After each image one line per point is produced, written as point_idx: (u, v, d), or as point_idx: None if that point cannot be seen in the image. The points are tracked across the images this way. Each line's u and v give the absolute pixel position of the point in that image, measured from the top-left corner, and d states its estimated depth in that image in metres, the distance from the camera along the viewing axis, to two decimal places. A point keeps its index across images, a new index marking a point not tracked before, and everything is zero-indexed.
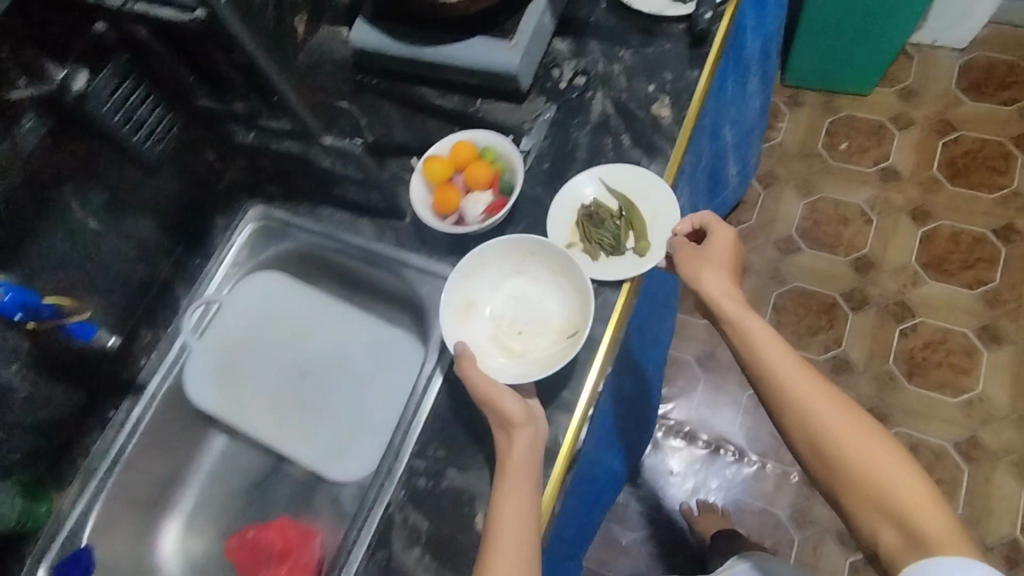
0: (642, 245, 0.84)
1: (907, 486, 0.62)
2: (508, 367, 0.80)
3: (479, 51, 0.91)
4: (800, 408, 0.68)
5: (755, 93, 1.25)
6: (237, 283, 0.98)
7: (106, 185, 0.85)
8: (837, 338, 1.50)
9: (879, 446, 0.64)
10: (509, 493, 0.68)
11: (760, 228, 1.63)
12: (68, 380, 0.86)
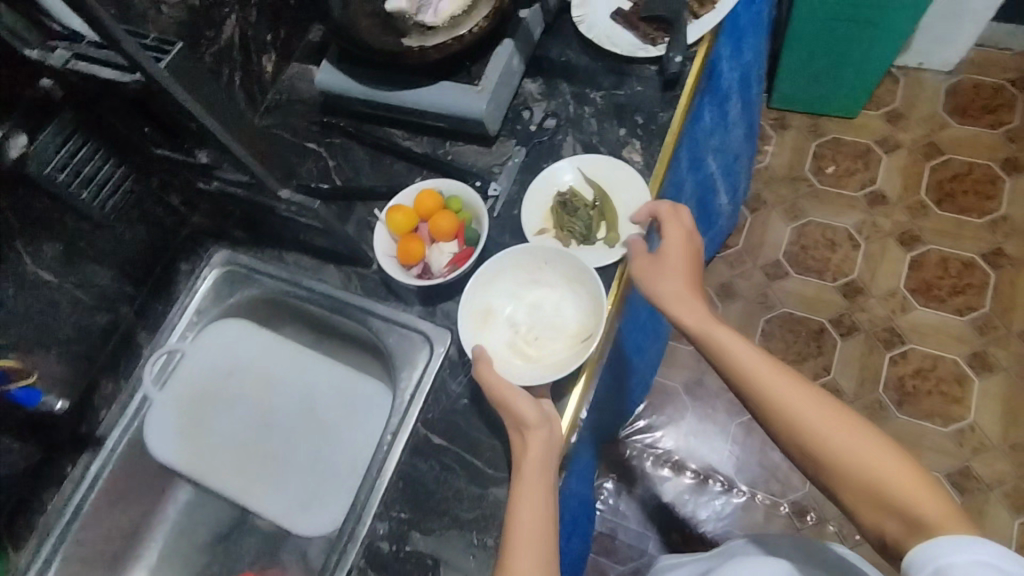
0: (612, 237, 0.84)
1: (898, 472, 0.61)
2: (525, 372, 0.77)
3: (443, 96, 0.90)
4: (781, 408, 0.67)
5: (739, 121, 1.21)
6: (201, 331, 0.96)
7: (60, 240, 0.83)
8: (826, 365, 1.47)
9: (865, 434, 0.63)
10: (523, 498, 0.66)
11: (746, 251, 1.62)
12: (23, 438, 0.84)
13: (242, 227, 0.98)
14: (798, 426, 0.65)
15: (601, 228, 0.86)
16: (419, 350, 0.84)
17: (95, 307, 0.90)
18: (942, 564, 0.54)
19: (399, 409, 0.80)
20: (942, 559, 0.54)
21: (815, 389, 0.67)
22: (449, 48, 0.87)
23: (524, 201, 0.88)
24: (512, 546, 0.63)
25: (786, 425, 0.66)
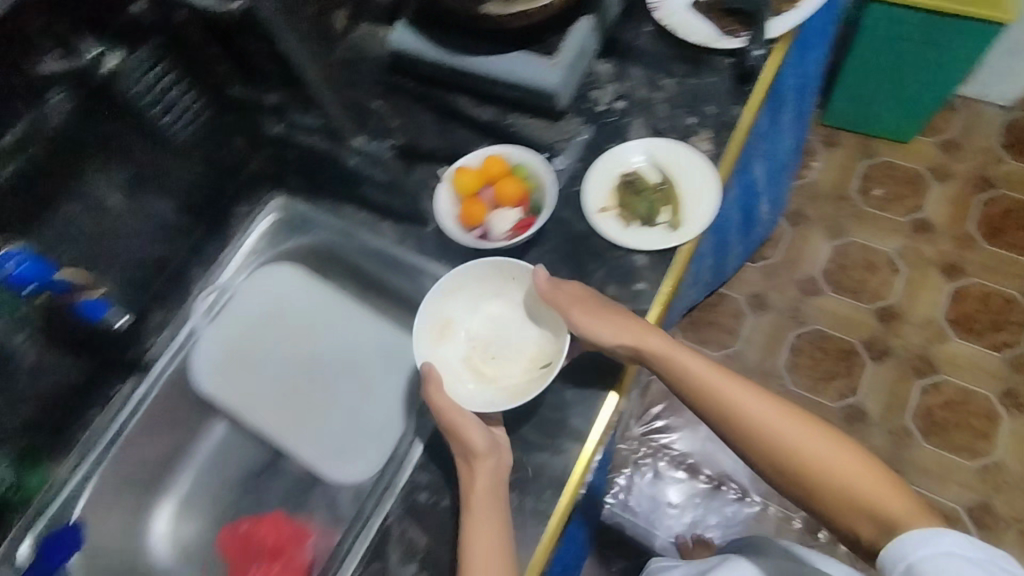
0: (676, 220, 0.83)
1: (862, 472, 0.65)
2: (475, 392, 0.79)
3: (518, 66, 0.88)
4: (748, 424, 0.70)
5: (786, 127, 1.18)
6: (253, 271, 0.97)
7: (128, 163, 0.84)
8: (854, 386, 1.45)
9: (828, 438, 0.68)
10: (477, 529, 0.67)
11: (783, 265, 1.59)
12: (74, 353, 0.85)
13: (299, 174, 0.97)
14: (766, 437, 0.69)
15: (664, 211, 0.85)
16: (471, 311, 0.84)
17: (153, 236, 0.91)
18: (914, 559, 0.57)
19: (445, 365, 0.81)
20: (911, 557, 0.58)
21: (777, 402, 0.71)
22: (539, 13, 0.85)
23: (587, 177, 0.87)
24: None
25: (756, 438, 0.70)
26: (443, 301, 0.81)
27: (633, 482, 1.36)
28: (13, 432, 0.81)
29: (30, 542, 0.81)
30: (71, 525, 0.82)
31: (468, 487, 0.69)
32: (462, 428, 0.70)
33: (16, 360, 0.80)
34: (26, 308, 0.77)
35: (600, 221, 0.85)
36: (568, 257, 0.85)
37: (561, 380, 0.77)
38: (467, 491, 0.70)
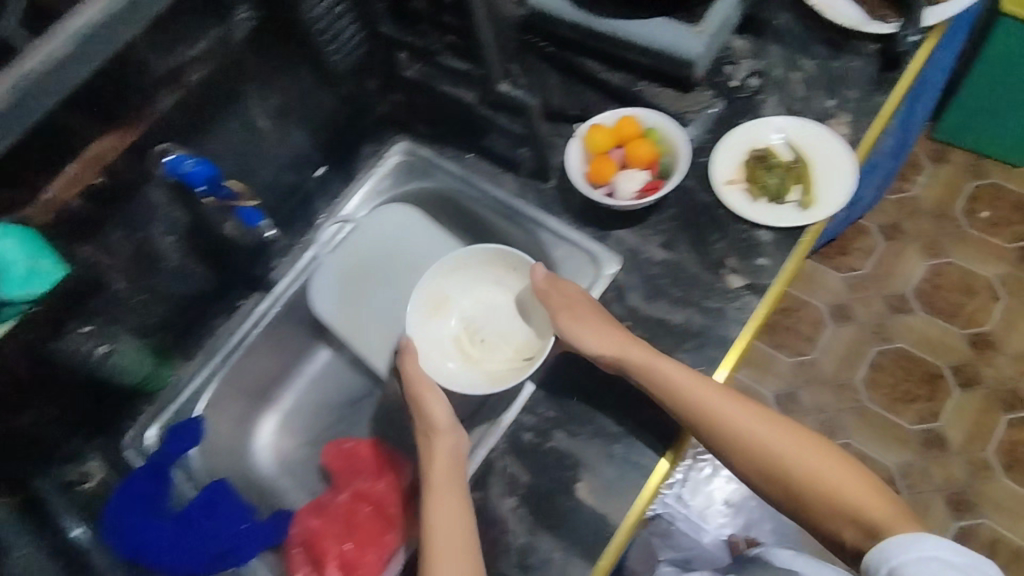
0: (807, 199, 0.82)
1: (846, 477, 0.69)
2: (458, 370, 0.88)
3: (662, 32, 0.87)
4: (733, 435, 0.71)
5: (891, 133, 1.12)
6: (374, 210, 0.99)
7: (283, 90, 0.87)
8: (935, 411, 1.38)
9: (807, 443, 0.71)
10: (437, 509, 0.70)
11: (873, 278, 1.50)
12: (208, 262, 0.89)
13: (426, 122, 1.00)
14: (753, 446, 0.71)
15: (794, 190, 0.84)
16: (585, 270, 0.86)
17: (289, 162, 0.94)
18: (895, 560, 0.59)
19: None
20: (894, 560, 0.59)
21: (758, 410, 0.73)
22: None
23: (718, 149, 0.87)
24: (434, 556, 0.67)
25: (743, 449, 0.71)
26: (438, 284, 0.90)
27: (689, 475, 1.33)
28: (151, 326, 0.86)
29: (156, 429, 0.86)
30: (194, 420, 0.86)
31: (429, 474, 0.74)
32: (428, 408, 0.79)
33: (163, 261, 0.84)
34: (178, 212, 0.82)
35: (726, 193, 0.84)
36: (690, 226, 0.85)
37: (673, 344, 0.78)
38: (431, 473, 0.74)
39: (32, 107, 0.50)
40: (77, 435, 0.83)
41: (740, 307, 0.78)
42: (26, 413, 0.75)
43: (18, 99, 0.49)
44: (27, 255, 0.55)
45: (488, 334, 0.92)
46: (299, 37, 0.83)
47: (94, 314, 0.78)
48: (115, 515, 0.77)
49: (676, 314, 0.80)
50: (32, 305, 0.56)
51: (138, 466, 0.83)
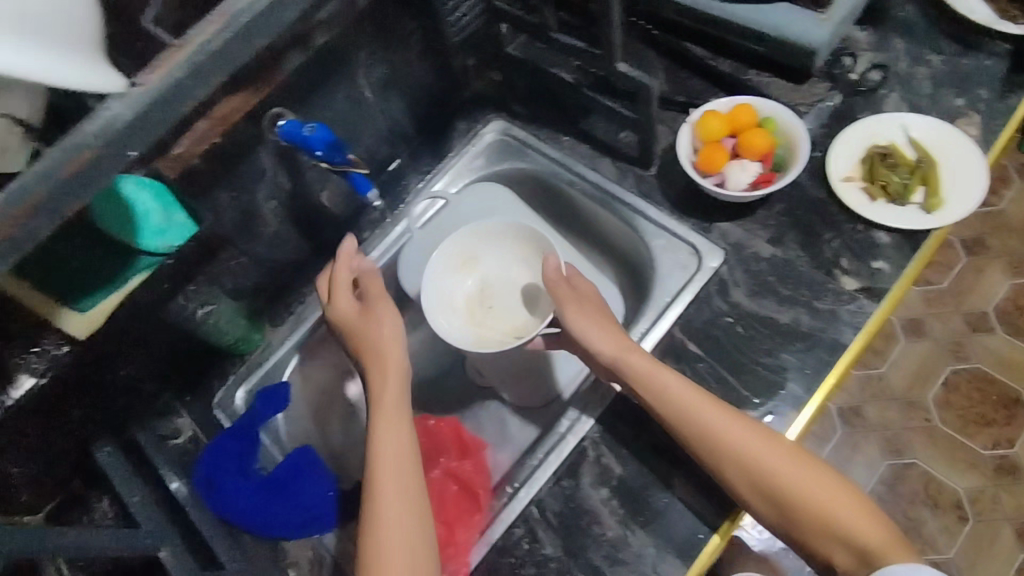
0: (932, 202, 0.78)
1: (842, 500, 0.65)
2: (461, 327, 0.87)
3: (784, 18, 0.81)
4: (732, 452, 0.66)
5: None
6: (466, 187, 0.97)
7: (391, 59, 0.84)
8: (1011, 437, 1.29)
9: (805, 463, 0.66)
10: (387, 449, 0.68)
11: (952, 294, 1.40)
12: (303, 230, 0.89)
13: (523, 102, 0.97)
14: (747, 467, 0.66)
15: (916, 192, 0.80)
16: (686, 260, 0.82)
17: (386, 134, 0.92)
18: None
19: (657, 305, 0.80)
20: None
21: (757, 428, 0.67)
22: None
23: (837, 143, 0.83)
24: (379, 494, 0.66)
25: (742, 467, 0.66)
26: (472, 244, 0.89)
27: None
28: (247, 290, 0.87)
29: (244, 391, 0.87)
30: (281, 384, 0.86)
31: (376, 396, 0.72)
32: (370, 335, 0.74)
33: (263, 225, 0.83)
34: (282, 177, 0.82)
35: (844, 191, 0.80)
36: (802, 222, 0.80)
37: (779, 344, 0.75)
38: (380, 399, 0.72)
39: (268, 28, 0.34)
40: (171, 391, 0.85)
41: (855, 309, 0.75)
42: (130, 366, 0.77)
43: (254, 24, 0.33)
44: (163, 212, 0.63)
45: (499, 305, 0.91)
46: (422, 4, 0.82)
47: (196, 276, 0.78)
48: (208, 472, 0.79)
49: (783, 314, 0.76)
50: (163, 259, 0.62)
51: (227, 427, 0.83)
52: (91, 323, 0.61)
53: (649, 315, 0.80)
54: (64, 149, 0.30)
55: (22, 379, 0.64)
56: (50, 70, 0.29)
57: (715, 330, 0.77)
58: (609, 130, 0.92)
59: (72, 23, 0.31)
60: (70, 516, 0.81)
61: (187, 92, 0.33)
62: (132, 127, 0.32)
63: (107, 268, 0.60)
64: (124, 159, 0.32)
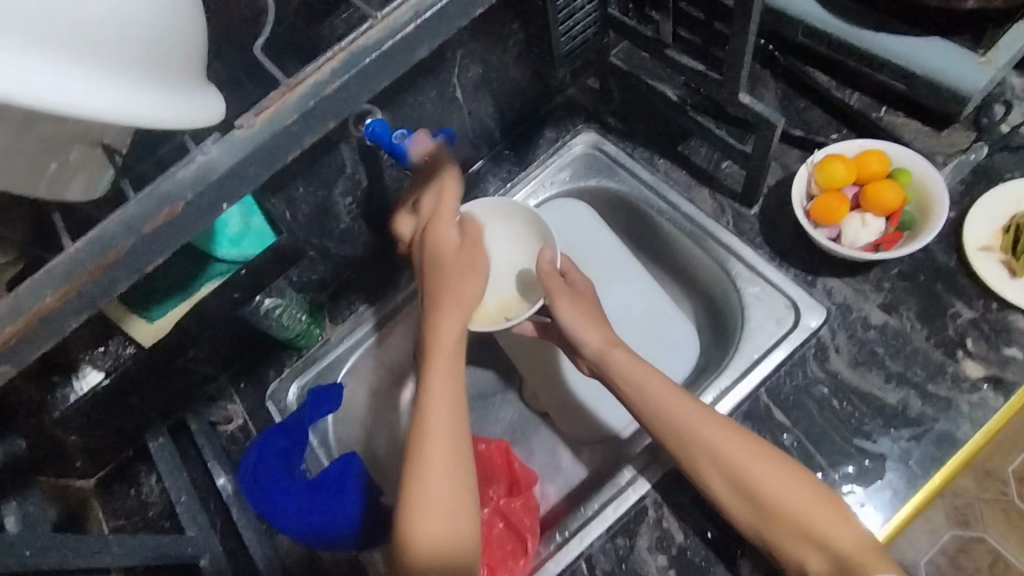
0: None
1: (836, 516, 0.57)
2: None
3: (937, 57, 0.71)
4: (716, 458, 0.60)
5: None
6: (545, 202, 0.91)
7: (487, 60, 0.77)
8: None
9: (786, 465, 0.60)
10: (439, 405, 0.60)
11: None
12: (372, 229, 0.83)
13: (620, 116, 0.90)
14: (728, 474, 0.60)
15: None
16: (782, 315, 0.74)
17: (470, 134, 0.85)
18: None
19: (743, 363, 0.72)
20: None
21: (745, 434, 0.62)
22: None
23: (977, 208, 0.74)
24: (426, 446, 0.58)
25: (722, 474, 0.60)
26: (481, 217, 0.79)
27: None
28: (311, 285, 0.83)
29: (297, 386, 0.84)
30: (335, 385, 0.83)
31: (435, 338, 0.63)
32: (452, 275, 0.66)
33: (335, 222, 0.79)
34: (360, 175, 0.77)
35: (981, 262, 0.71)
36: (922, 291, 0.72)
37: (881, 426, 0.67)
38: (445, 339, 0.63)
39: (360, 90, 0.36)
40: (226, 375, 0.84)
41: (976, 401, 0.66)
42: (196, 350, 0.76)
43: (352, 80, 0.35)
44: (242, 217, 0.56)
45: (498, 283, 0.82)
46: (536, 11, 0.75)
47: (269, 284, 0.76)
48: (253, 467, 0.76)
49: (889, 393, 0.68)
50: (238, 266, 0.56)
51: (277, 421, 0.81)
52: (159, 331, 0.56)
53: (735, 369, 0.72)
54: (152, 200, 0.33)
55: (88, 371, 0.65)
56: (217, 96, 0.38)
57: (807, 399, 0.70)
58: (710, 159, 0.85)
59: (187, 57, 0.35)
60: (118, 489, 0.80)
61: (286, 145, 0.35)
62: (228, 174, 0.34)
63: (179, 275, 0.54)
64: (216, 211, 0.35)
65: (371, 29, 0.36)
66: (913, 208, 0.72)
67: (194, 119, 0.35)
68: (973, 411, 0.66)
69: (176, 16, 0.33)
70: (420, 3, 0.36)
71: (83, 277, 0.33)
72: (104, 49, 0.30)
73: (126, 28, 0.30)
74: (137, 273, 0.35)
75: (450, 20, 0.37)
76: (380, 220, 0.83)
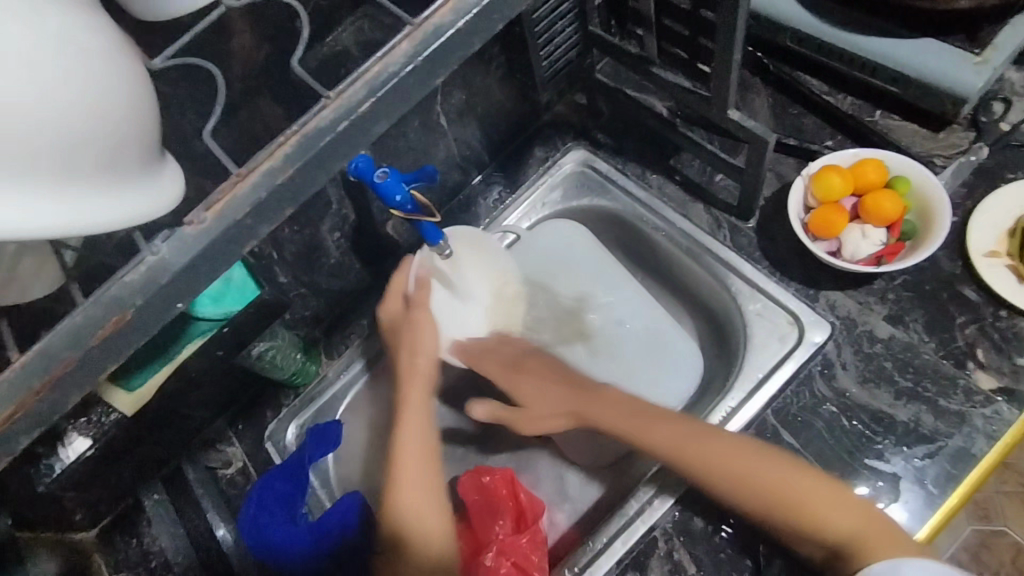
0: None
1: (836, 503, 0.58)
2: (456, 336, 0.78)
3: (930, 58, 0.69)
4: (710, 469, 0.62)
5: None
6: (539, 223, 0.88)
7: (469, 86, 0.75)
8: None
9: (771, 457, 0.61)
10: (410, 444, 0.68)
11: None
12: (363, 262, 0.82)
13: (609, 131, 0.88)
14: (722, 483, 0.61)
15: None
16: (784, 333, 0.72)
17: (457, 159, 0.83)
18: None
19: (748, 383, 0.70)
20: None
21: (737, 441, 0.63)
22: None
23: (980, 212, 0.72)
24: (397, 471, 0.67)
25: (722, 484, 0.61)
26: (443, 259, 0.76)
27: None
28: (303, 322, 0.81)
29: (296, 426, 0.82)
30: (334, 421, 0.80)
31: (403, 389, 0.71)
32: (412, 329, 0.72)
33: (325, 258, 0.77)
34: (346, 210, 0.75)
35: (987, 270, 0.70)
36: (927, 302, 0.70)
37: (893, 444, 0.65)
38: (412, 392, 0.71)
39: (318, 172, 0.36)
40: (223, 417, 0.82)
41: (990, 415, 0.65)
42: (197, 395, 0.74)
43: (309, 162, 0.36)
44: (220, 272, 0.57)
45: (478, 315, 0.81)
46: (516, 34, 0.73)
47: (262, 329, 0.72)
48: (255, 513, 0.74)
49: (899, 410, 0.66)
50: (218, 323, 0.57)
51: (277, 463, 0.79)
52: (138, 399, 0.59)
53: (740, 391, 0.70)
54: (102, 305, 0.33)
55: (74, 439, 0.64)
56: (178, 172, 0.39)
57: (816, 419, 0.68)
58: (703, 171, 0.83)
59: (136, 147, 0.34)
60: (119, 540, 0.77)
61: (238, 239, 0.35)
62: (179, 275, 0.34)
63: (162, 342, 0.57)
64: (170, 311, 0.35)
65: (325, 111, 0.36)
66: (914, 217, 0.70)
67: (143, 214, 0.34)
68: (987, 424, 0.65)
69: (122, 110, 0.32)
70: (374, 78, 0.36)
71: (29, 398, 0.33)
72: (32, 161, 0.30)
73: (63, 134, 0.30)
74: (91, 382, 0.35)
75: (410, 89, 0.37)
76: (370, 252, 0.81)
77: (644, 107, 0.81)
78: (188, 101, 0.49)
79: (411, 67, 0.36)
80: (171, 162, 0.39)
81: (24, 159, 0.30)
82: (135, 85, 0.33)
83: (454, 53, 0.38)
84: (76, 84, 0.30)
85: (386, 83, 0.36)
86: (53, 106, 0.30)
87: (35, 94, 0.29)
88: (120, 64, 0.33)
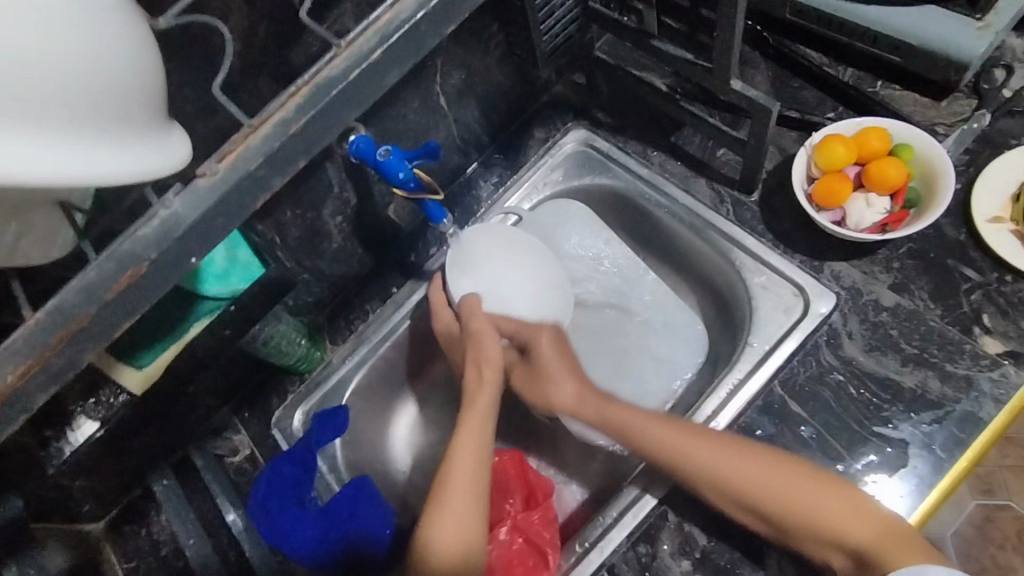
0: None
1: (856, 511, 0.59)
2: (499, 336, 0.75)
3: (931, 24, 0.68)
4: (720, 477, 0.62)
5: None
6: (540, 203, 0.87)
7: (467, 64, 0.74)
8: None
9: (790, 469, 0.62)
10: (467, 449, 0.68)
11: None
12: (365, 247, 0.81)
13: (609, 109, 0.87)
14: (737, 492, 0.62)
15: None
16: (790, 304, 0.72)
17: (458, 141, 0.82)
18: None
19: (757, 355, 0.70)
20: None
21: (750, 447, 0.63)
22: None
23: (982, 180, 0.72)
24: (453, 477, 0.67)
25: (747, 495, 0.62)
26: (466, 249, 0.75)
27: None
28: (307, 307, 0.81)
29: (302, 413, 0.80)
30: (340, 406, 0.78)
31: (473, 400, 0.72)
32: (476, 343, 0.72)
33: (327, 243, 0.76)
34: (349, 194, 0.74)
35: (992, 236, 0.70)
36: (931, 267, 0.71)
37: (901, 411, 0.65)
38: (471, 398, 0.72)
39: (327, 128, 0.36)
40: (229, 405, 0.82)
41: (997, 378, 0.65)
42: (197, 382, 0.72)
43: (316, 118, 0.36)
44: (227, 251, 0.60)
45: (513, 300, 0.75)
46: (514, 11, 0.71)
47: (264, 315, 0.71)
48: (263, 499, 0.73)
49: (907, 376, 0.67)
50: (225, 302, 0.61)
51: (285, 449, 0.78)
52: (147, 377, 0.61)
53: (747, 363, 0.70)
54: (113, 262, 0.33)
55: (83, 422, 0.64)
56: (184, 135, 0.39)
57: (823, 389, 0.68)
58: (704, 147, 0.82)
59: (141, 104, 0.34)
60: (130, 529, 0.78)
61: (251, 192, 0.35)
62: (191, 229, 0.34)
63: (171, 321, 0.60)
64: (184, 266, 0.35)
65: (336, 60, 0.36)
66: (918, 183, 0.71)
67: (150, 170, 0.34)
68: (994, 389, 0.65)
69: (129, 64, 0.32)
70: (385, 27, 0.36)
71: (42, 354, 0.33)
72: (41, 112, 0.30)
73: (71, 88, 0.30)
74: (103, 339, 0.34)
75: (418, 41, 0.37)
76: (372, 236, 0.80)
77: (644, 83, 0.80)
78: (186, 82, 0.49)
79: (421, 14, 0.36)
80: (176, 130, 0.39)
81: (31, 105, 0.29)
82: (140, 42, 0.33)
83: (460, 3, 0.37)
84: (82, 37, 0.30)
85: (397, 31, 0.35)
86: (59, 53, 0.29)
87: (41, 48, 0.29)
88: (125, 21, 0.33)
